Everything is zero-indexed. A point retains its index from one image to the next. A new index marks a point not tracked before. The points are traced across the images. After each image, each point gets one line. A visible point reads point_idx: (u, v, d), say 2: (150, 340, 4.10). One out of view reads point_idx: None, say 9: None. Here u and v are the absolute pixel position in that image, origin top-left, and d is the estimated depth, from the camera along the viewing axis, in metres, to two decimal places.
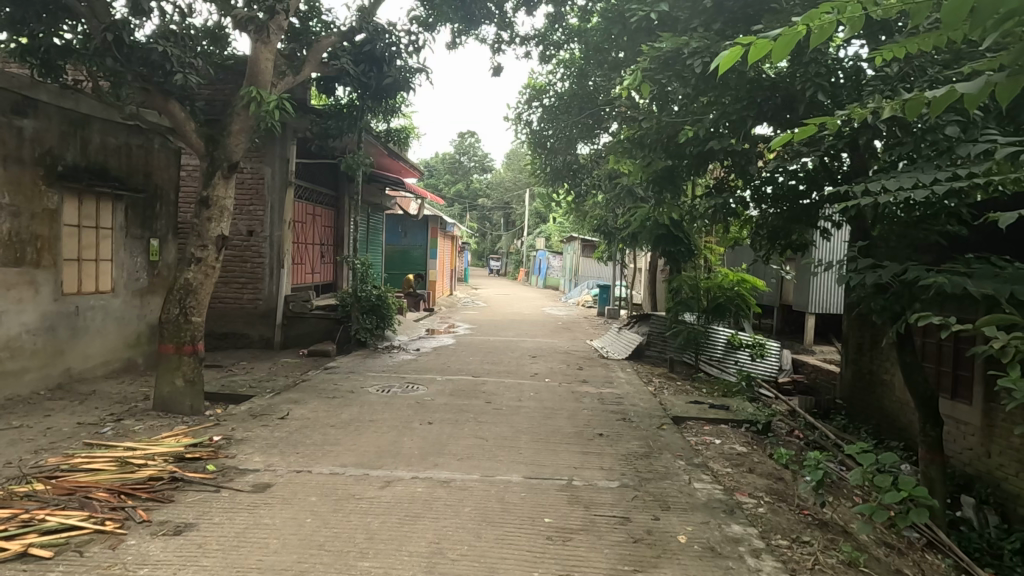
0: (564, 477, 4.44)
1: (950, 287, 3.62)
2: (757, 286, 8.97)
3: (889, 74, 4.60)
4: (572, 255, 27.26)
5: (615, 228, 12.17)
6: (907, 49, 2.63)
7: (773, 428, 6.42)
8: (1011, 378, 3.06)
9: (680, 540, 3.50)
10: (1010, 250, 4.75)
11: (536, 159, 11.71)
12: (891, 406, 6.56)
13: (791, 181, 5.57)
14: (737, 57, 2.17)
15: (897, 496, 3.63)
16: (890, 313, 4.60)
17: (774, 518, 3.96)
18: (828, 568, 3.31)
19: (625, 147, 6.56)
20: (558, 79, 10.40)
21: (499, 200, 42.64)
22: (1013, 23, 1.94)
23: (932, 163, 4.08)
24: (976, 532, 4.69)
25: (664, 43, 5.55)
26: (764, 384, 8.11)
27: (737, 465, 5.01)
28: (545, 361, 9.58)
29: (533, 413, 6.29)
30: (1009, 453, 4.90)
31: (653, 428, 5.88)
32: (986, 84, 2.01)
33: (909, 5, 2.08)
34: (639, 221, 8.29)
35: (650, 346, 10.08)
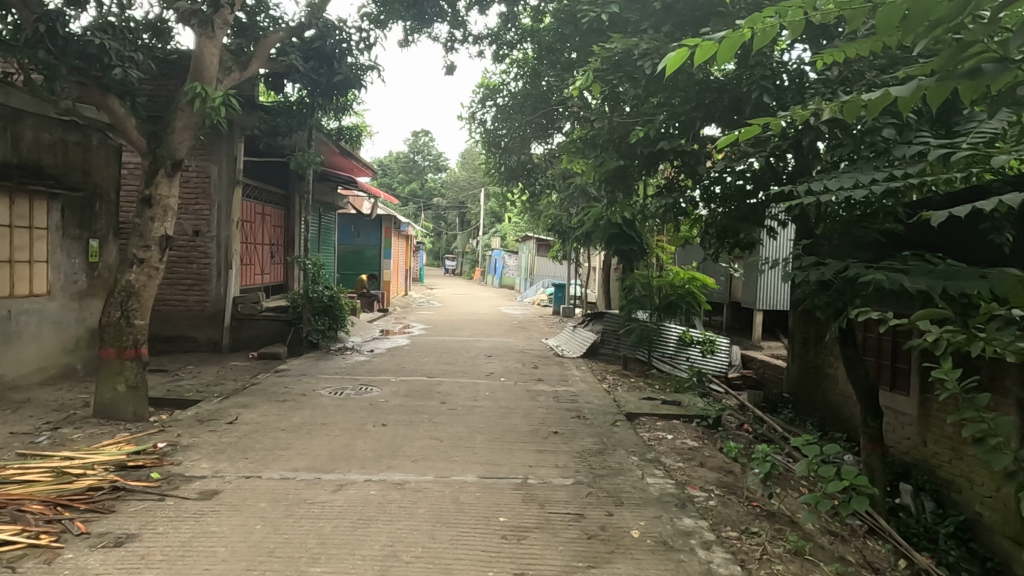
0: (519, 476, 4.45)
1: (887, 283, 3.77)
2: (707, 283, 9.18)
3: (830, 77, 4.76)
4: (528, 255, 27.38)
5: (569, 227, 12.29)
6: (846, 54, 2.71)
7: (723, 422, 6.57)
8: (945, 370, 3.20)
9: (634, 535, 3.55)
10: (943, 247, 4.97)
11: (490, 159, 11.70)
12: (835, 399, 6.79)
13: (739, 181, 5.71)
14: (683, 58, 2.20)
15: (840, 485, 3.75)
16: (834, 308, 4.76)
17: (724, 510, 4.05)
18: (775, 557, 3.40)
19: (578, 146, 6.62)
20: (512, 78, 10.41)
21: (454, 200, 42.44)
22: (943, 30, 2.03)
23: (871, 164, 4.24)
24: (914, 517, 4.91)
25: (614, 44, 5.61)
26: (714, 379, 8.29)
27: (689, 459, 5.10)
28: (500, 361, 9.58)
29: (489, 412, 6.28)
30: (943, 442, 5.13)
31: (607, 425, 5.95)
32: (917, 89, 2.09)
33: (846, 10, 2.15)
34: (592, 220, 8.34)
35: (604, 343, 10.21)
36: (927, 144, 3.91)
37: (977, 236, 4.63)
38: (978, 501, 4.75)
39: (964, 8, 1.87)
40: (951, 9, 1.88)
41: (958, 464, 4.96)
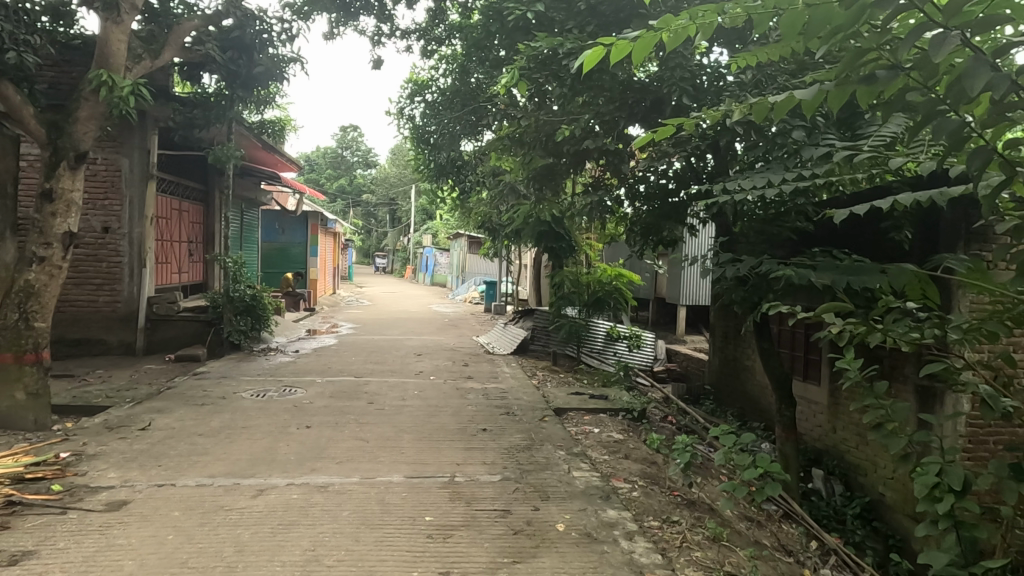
0: (446, 474, 4.42)
1: (797, 279, 3.97)
2: (633, 280, 9.43)
3: (744, 80, 4.95)
4: (460, 253, 27.31)
5: (499, 225, 12.30)
6: (758, 58, 2.82)
7: (648, 415, 6.77)
8: (846, 359, 3.39)
9: (558, 529, 3.59)
10: (849, 244, 5.25)
11: (419, 156, 11.58)
12: (752, 390, 7.09)
13: (662, 180, 5.88)
14: (599, 57, 2.23)
15: (755, 472, 3.91)
16: (750, 303, 4.96)
17: (646, 500, 4.15)
18: (694, 544, 3.51)
19: (505, 144, 6.62)
20: (440, 74, 10.33)
21: (385, 197, 41.77)
22: (840, 37, 2.14)
23: (782, 165, 4.45)
24: (825, 501, 5.21)
25: (540, 43, 5.63)
26: (640, 373, 8.49)
27: (614, 452, 5.21)
28: (430, 359, 9.50)
29: (417, 412, 6.22)
30: (850, 428, 5.42)
31: (535, 421, 6.00)
32: (818, 92, 2.21)
33: (753, 15, 2.23)
34: (521, 218, 8.39)
35: (534, 340, 10.33)
36: (831, 147, 4.13)
37: (877, 235, 4.93)
38: (881, 483, 5.03)
39: (858, 18, 1.96)
40: (845, 17, 1.97)
41: (863, 449, 5.26)
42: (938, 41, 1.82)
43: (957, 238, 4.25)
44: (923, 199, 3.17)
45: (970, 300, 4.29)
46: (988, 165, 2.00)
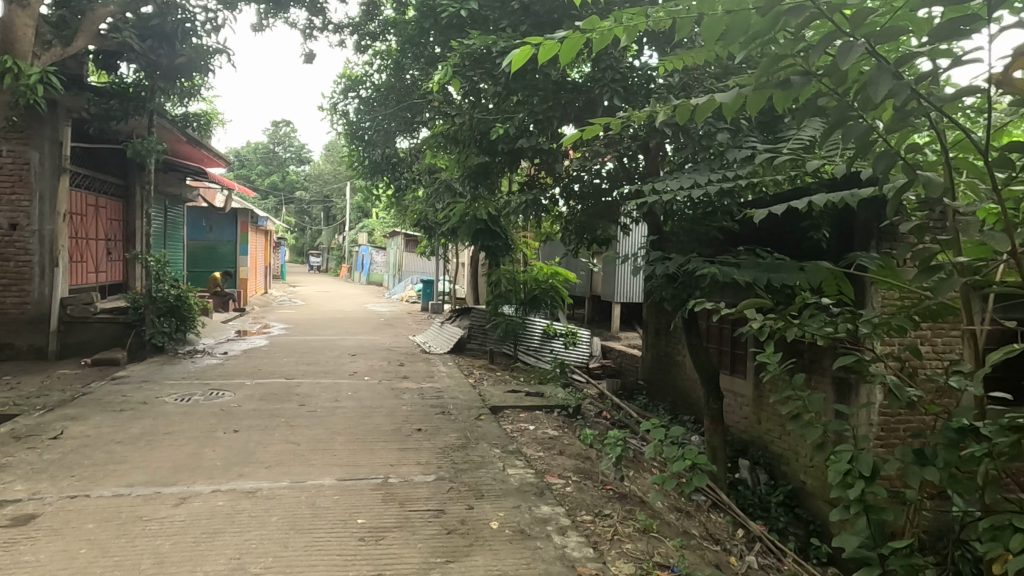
0: (380, 475, 4.36)
1: (721, 277, 4.11)
2: (568, 278, 9.51)
3: (672, 83, 5.13)
4: (396, 251, 27.03)
5: (435, 223, 12.22)
6: (682, 63, 2.90)
7: (583, 411, 6.86)
8: (767, 353, 3.53)
9: (492, 527, 3.60)
10: (771, 241, 5.49)
11: (353, 152, 11.28)
12: (683, 384, 7.29)
13: (595, 180, 5.99)
14: (526, 57, 2.24)
15: (683, 464, 4.01)
16: (680, 300, 5.11)
17: (579, 495, 4.21)
18: (625, 537, 3.59)
19: (440, 142, 6.56)
20: (374, 70, 10.18)
21: (318, 194, 40.88)
22: (759, 43, 2.22)
23: (708, 167, 4.60)
24: (750, 489, 5.42)
25: (473, 40, 5.62)
26: (576, 369, 8.61)
27: (549, 448, 5.25)
28: (365, 359, 9.34)
29: (350, 413, 6.11)
30: (774, 419, 5.65)
31: (471, 420, 5.99)
32: (737, 96, 2.28)
33: (676, 19, 2.28)
34: (456, 217, 8.32)
35: (471, 338, 10.33)
36: (753, 150, 4.31)
37: (796, 233, 5.17)
38: (802, 471, 5.27)
39: (774, 25, 2.03)
40: (763, 25, 2.04)
41: (785, 439, 5.49)
42: (846, 49, 1.91)
43: (870, 238, 4.49)
44: (836, 199, 3.35)
45: (882, 296, 4.54)
46: (891, 168, 2.12)
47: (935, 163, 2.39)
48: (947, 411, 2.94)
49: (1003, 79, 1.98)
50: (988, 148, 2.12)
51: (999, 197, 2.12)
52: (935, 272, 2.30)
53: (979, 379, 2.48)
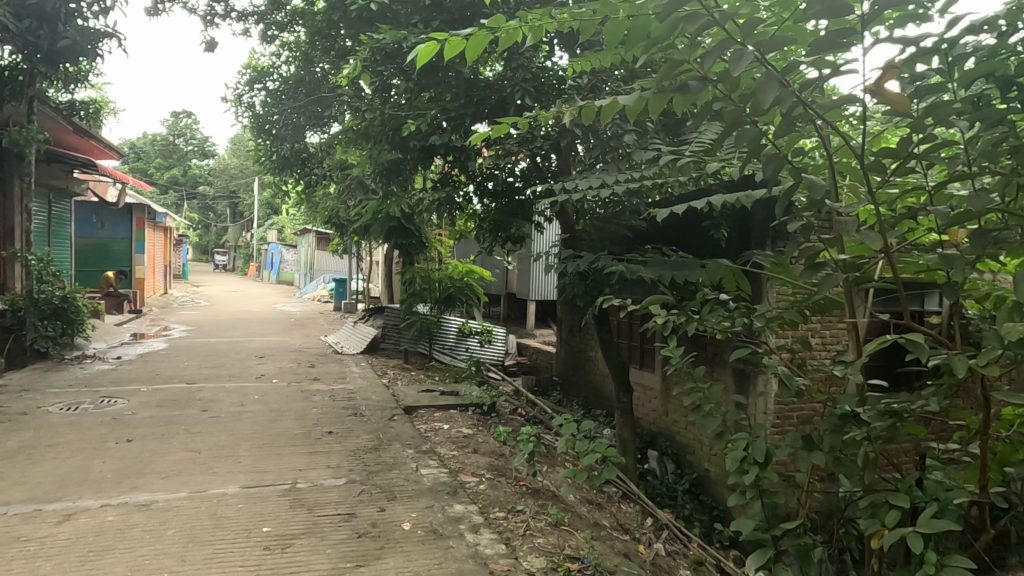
0: (288, 481, 4.22)
1: (628, 274, 4.24)
2: (483, 276, 9.50)
3: (582, 83, 5.25)
4: (308, 249, 26.24)
5: (347, 220, 11.94)
6: (589, 65, 2.96)
7: (497, 408, 6.90)
8: (671, 346, 3.65)
9: (404, 528, 3.55)
10: (676, 240, 5.70)
11: (259, 146, 10.52)
12: (595, 379, 7.47)
13: (509, 178, 6.03)
14: (432, 52, 2.22)
15: (593, 458, 4.10)
16: (591, 297, 5.22)
17: (492, 492, 4.23)
18: (537, 531, 3.64)
19: (351, 137, 6.40)
20: (282, 62, 9.79)
21: (224, 189, 39.04)
22: (659, 48, 2.30)
23: (616, 167, 4.72)
24: (658, 479, 5.63)
25: (382, 35, 5.51)
26: (492, 367, 8.65)
27: (463, 447, 5.25)
28: (274, 361, 9.02)
29: (257, 417, 5.88)
30: (680, 412, 5.88)
31: (384, 421, 5.90)
32: (639, 99, 2.35)
33: (580, 21, 2.32)
34: (370, 214, 8.12)
35: (385, 338, 10.17)
36: (658, 152, 4.47)
37: (699, 232, 5.40)
38: (706, 459, 5.51)
39: (672, 31, 2.11)
40: (661, 30, 2.11)
41: (690, 429, 5.73)
42: (737, 56, 1.99)
43: (766, 237, 4.76)
44: (732, 200, 3.52)
45: (777, 292, 4.82)
46: (779, 171, 2.24)
47: (820, 167, 2.55)
48: (832, 399, 3.15)
49: (877, 90, 2.14)
50: (863, 154, 2.29)
51: (874, 198, 2.29)
52: (820, 269, 2.44)
53: (858, 367, 2.67)
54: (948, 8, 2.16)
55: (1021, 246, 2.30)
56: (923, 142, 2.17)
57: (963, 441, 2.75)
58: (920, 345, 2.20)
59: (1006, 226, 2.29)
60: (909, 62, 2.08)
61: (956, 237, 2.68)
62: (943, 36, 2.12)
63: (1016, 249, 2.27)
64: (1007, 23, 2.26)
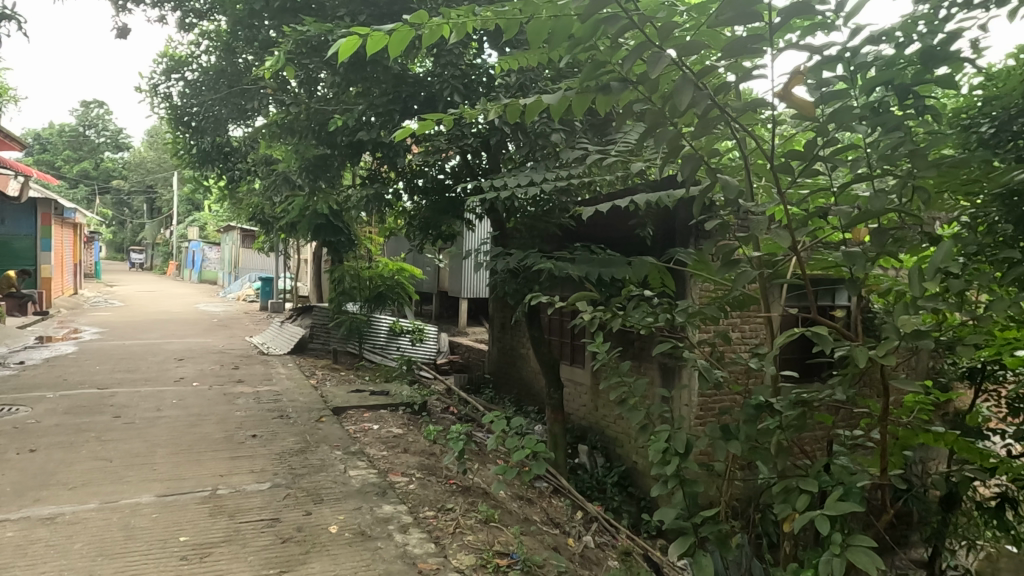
0: (207, 488, 4.06)
1: (556, 272, 4.29)
2: (415, 274, 9.40)
3: (510, 82, 5.28)
4: (231, 248, 25.29)
5: (273, 217, 11.56)
6: (516, 64, 2.97)
7: (429, 407, 6.85)
8: (597, 341, 3.72)
9: (331, 531, 3.48)
10: (605, 238, 5.79)
11: (178, 139, 10.08)
12: (527, 376, 7.54)
13: (440, 175, 6.00)
14: (354, 46, 2.17)
15: (523, 454, 4.12)
16: (521, 294, 5.25)
17: (422, 491, 4.20)
18: (467, 528, 3.64)
19: (275, 131, 6.19)
20: (202, 51, 9.36)
21: (140, 183, 37.09)
22: (582, 49, 2.34)
23: (545, 166, 4.77)
24: (589, 473, 5.73)
25: (307, 27, 5.34)
26: (424, 366, 8.58)
27: (393, 447, 5.19)
28: (194, 364, 8.65)
29: (175, 422, 5.63)
30: (609, 406, 6.00)
31: (311, 423, 5.76)
32: (562, 98, 2.38)
33: (504, 20, 2.33)
34: (296, 211, 7.87)
35: (313, 338, 9.91)
36: (585, 151, 4.54)
37: (626, 230, 5.52)
38: (634, 452, 5.65)
39: (594, 31, 2.14)
40: (583, 31, 2.14)
41: (618, 423, 5.87)
42: (655, 59, 2.04)
43: (689, 236, 4.92)
44: (656, 200, 3.61)
45: (699, 288, 4.98)
46: (695, 171, 2.32)
47: (736, 168, 2.66)
48: (748, 390, 3.29)
49: (785, 95, 2.25)
50: (774, 156, 2.40)
51: (784, 199, 2.40)
52: (735, 266, 2.55)
53: (772, 360, 2.80)
54: (851, 19, 2.29)
55: (917, 245, 2.47)
56: (828, 145, 2.30)
57: (865, 427, 2.93)
58: (825, 337, 2.33)
59: (904, 226, 2.45)
60: (814, 69, 2.20)
61: (861, 236, 2.85)
62: (846, 44, 2.24)
63: (912, 247, 2.44)
64: (903, 34, 2.41)
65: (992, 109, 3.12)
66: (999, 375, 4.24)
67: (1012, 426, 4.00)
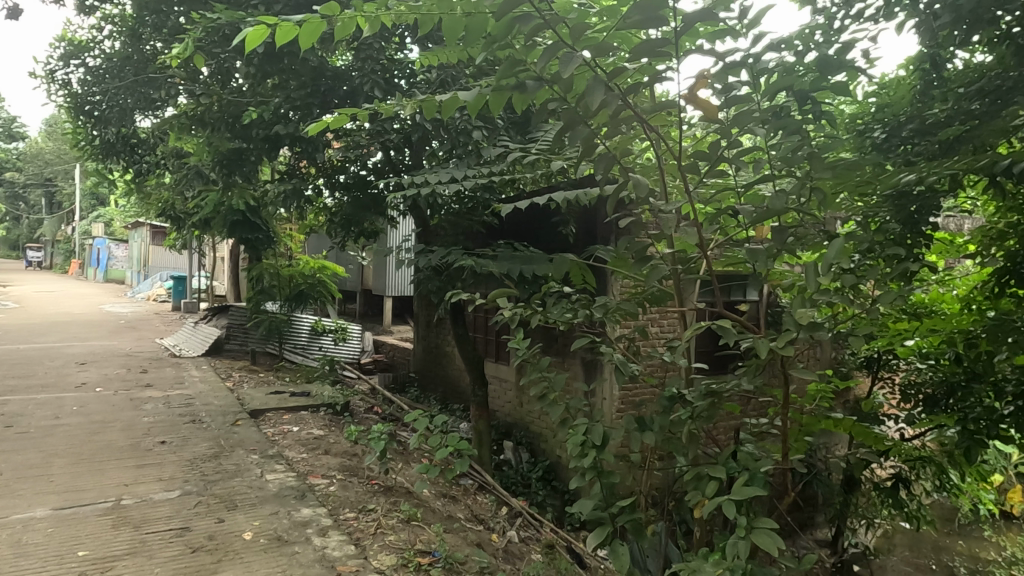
0: (110, 498, 3.84)
1: (478, 269, 4.30)
2: (336, 272, 9.21)
3: (431, 78, 5.25)
4: (140, 245, 23.99)
5: (185, 213, 11.04)
6: (435, 60, 2.95)
7: (352, 408, 6.73)
8: (516, 338, 3.74)
9: (245, 538, 3.36)
10: (528, 235, 5.85)
11: (79, 130, 9.47)
12: (452, 373, 7.52)
13: (362, 171, 5.90)
14: (261, 36, 2.10)
15: (446, 451, 4.09)
16: (444, 292, 5.24)
17: (343, 493, 4.12)
18: (388, 529, 3.59)
19: (184, 123, 5.91)
20: (104, 37, 8.81)
21: (36, 175, 34.58)
22: (497, 47, 2.34)
23: (467, 163, 4.77)
24: (514, 469, 5.78)
25: (218, 15, 5.12)
26: (347, 366, 8.43)
27: (313, 449, 5.06)
28: (98, 368, 8.15)
29: (75, 430, 5.29)
30: (533, 402, 6.07)
31: (226, 427, 5.55)
32: (478, 96, 2.38)
33: (419, 15, 2.31)
34: (211, 206, 7.37)
35: (229, 339, 9.54)
36: (507, 148, 4.58)
37: (549, 227, 5.59)
38: (557, 447, 5.74)
39: (509, 30, 2.15)
40: (498, 29, 2.15)
41: (542, 418, 5.94)
42: (567, 59, 2.07)
43: (610, 234, 5.04)
44: (574, 198, 3.68)
45: (619, 284, 5.11)
46: (608, 169, 2.37)
47: (648, 168, 2.74)
48: (662, 383, 3.39)
49: (691, 97, 2.33)
50: (682, 156, 2.49)
51: (692, 197, 2.50)
52: (648, 262, 2.62)
53: (683, 353, 2.90)
54: (753, 28, 2.40)
55: (816, 242, 2.61)
56: (732, 147, 2.41)
57: (771, 415, 3.08)
58: (730, 330, 2.43)
59: (804, 224, 2.59)
60: (719, 74, 2.29)
61: (765, 233, 3.00)
62: (749, 51, 2.34)
63: (811, 244, 2.58)
64: (801, 44, 2.55)
65: (885, 116, 3.34)
66: (893, 364, 4.55)
67: (903, 411, 4.29)
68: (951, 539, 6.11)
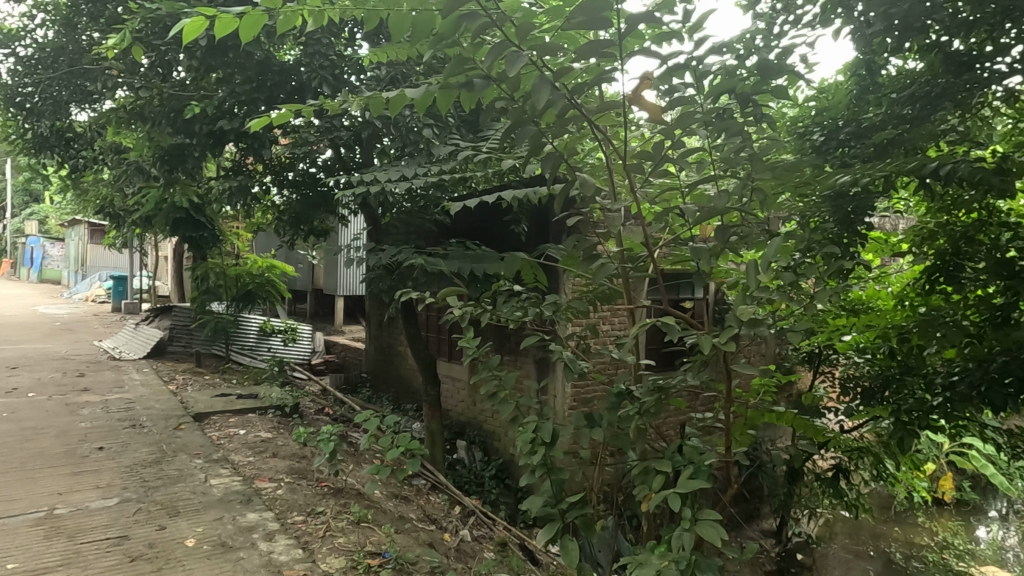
0: (42, 508, 3.68)
1: (428, 267, 4.27)
2: (285, 271, 9.01)
3: (380, 75, 5.20)
4: (78, 244, 23.01)
5: (125, 210, 10.64)
6: (384, 56, 2.91)
7: (301, 409, 6.61)
8: (467, 336, 3.73)
9: (187, 545, 3.27)
10: (480, 234, 5.84)
11: (9, 122, 9.02)
12: (405, 373, 7.46)
13: (311, 169, 5.79)
14: (198, 28, 2.03)
15: (397, 451, 4.06)
16: (395, 290, 5.18)
17: (291, 496, 4.04)
18: (338, 531, 3.54)
19: (122, 117, 5.69)
20: (36, 25, 8.41)
21: None
22: (444, 44, 2.32)
23: (417, 161, 4.73)
24: (467, 467, 5.78)
25: (157, 5, 4.95)
26: (297, 367, 8.27)
27: (260, 452, 4.95)
28: (30, 372, 7.79)
29: (5, 438, 5.04)
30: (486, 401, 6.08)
31: (169, 431, 5.38)
32: (425, 93, 2.36)
33: (365, 11, 2.27)
34: (152, 204, 6.94)
35: (172, 341, 9.24)
36: (457, 147, 4.56)
37: (500, 226, 5.59)
38: (510, 445, 5.76)
39: (456, 28, 2.14)
40: (445, 27, 2.13)
41: (495, 417, 5.95)
42: (513, 58, 2.07)
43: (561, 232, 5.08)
44: (524, 196, 3.69)
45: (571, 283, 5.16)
46: (556, 168, 2.38)
47: (596, 168, 2.77)
48: (611, 380, 3.43)
49: (636, 98, 2.37)
50: (628, 157, 2.53)
51: (638, 197, 2.53)
52: (596, 261, 2.65)
53: (631, 350, 2.94)
54: (696, 32, 2.45)
55: (758, 240, 2.69)
56: (676, 148, 2.46)
57: (715, 410, 3.15)
58: (675, 327, 2.48)
59: (746, 224, 2.66)
60: (663, 76, 2.33)
61: (710, 232, 3.07)
62: (692, 54, 2.39)
63: (753, 243, 2.65)
64: (742, 48, 2.62)
65: (823, 119, 3.46)
66: (833, 359, 4.72)
67: (842, 403, 4.46)
68: (888, 526, 6.38)
